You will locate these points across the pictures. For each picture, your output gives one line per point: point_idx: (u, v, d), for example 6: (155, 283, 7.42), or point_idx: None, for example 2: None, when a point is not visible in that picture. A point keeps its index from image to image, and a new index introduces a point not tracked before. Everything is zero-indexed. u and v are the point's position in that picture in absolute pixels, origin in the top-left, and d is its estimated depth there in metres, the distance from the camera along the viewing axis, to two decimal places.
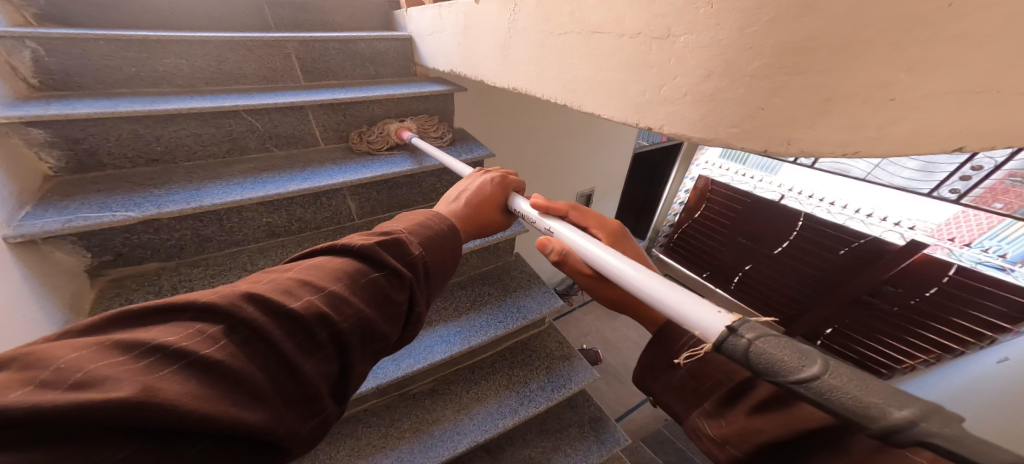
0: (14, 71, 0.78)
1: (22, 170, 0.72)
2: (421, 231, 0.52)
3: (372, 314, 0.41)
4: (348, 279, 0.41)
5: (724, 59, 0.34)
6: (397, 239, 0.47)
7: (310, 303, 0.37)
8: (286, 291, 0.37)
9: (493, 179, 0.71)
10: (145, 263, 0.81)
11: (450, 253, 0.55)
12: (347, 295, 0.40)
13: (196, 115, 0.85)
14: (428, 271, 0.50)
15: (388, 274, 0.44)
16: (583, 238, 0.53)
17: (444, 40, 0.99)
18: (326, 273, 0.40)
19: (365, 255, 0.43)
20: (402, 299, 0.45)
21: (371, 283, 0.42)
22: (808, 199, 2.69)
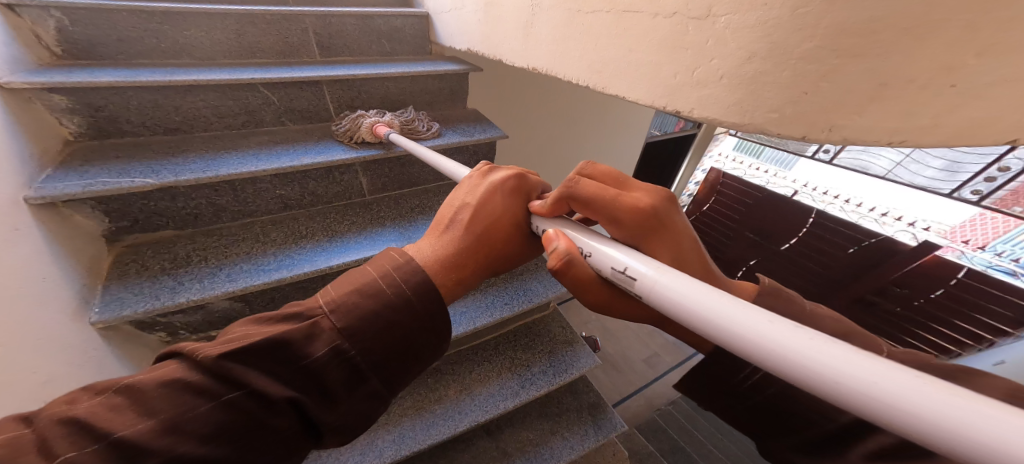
0: (37, 39, 0.77)
1: (42, 134, 0.72)
2: (346, 312, 0.40)
3: (216, 452, 0.33)
4: (181, 408, 0.32)
5: (770, 40, 0.33)
6: (284, 340, 0.37)
7: (72, 459, 0.28)
8: (43, 444, 0.28)
9: (502, 190, 0.53)
10: (161, 231, 0.82)
11: (410, 333, 0.42)
12: (158, 438, 0.31)
13: (216, 87, 0.85)
14: (345, 369, 0.40)
15: (250, 394, 0.35)
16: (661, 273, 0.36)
17: (464, 17, 0.96)
18: (141, 404, 0.32)
19: (218, 374, 0.34)
20: (284, 423, 0.36)
21: (222, 411, 0.33)
22: (822, 196, 2.66)
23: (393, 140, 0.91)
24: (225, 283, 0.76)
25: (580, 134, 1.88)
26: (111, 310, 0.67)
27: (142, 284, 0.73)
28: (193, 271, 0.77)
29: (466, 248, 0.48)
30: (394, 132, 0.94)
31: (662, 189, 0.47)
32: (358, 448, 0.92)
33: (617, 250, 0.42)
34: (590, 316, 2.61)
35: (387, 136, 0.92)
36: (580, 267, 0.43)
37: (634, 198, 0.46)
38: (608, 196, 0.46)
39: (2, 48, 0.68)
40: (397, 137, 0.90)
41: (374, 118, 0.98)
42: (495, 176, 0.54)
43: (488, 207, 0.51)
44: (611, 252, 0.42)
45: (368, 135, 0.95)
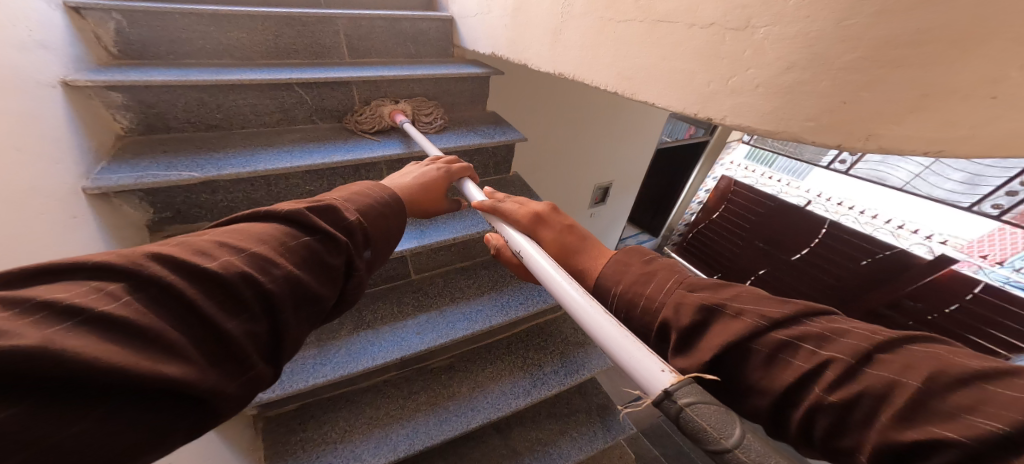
0: (98, 40, 0.82)
1: (98, 127, 0.76)
2: (360, 200, 0.50)
3: (306, 278, 0.38)
4: (275, 242, 0.37)
5: (811, 51, 0.34)
6: (331, 206, 0.44)
7: (231, 262, 0.32)
8: (201, 251, 0.32)
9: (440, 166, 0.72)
10: (199, 223, 0.85)
11: (394, 224, 0.52)
12: (271, 256, 0.36)
13: (255, 86, 0.88)
14: (371, 238, 0.47)
15: (319, 239, 0.41)
16: (549, 264, 0.48)
17: (490, 22, 0.99)
18: (249, 237, 0.36)
19: (293, 220, 0.40)
20: (339, 264, 0.42)
21: (303, 249, 0.39)
22: (836, 207, 2.63)
23: (409, 132, 0.98)
24: None
25: (594, 138, 1.89)
26: None
27: None
28: None
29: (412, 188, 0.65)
30: (410, 120, 1.01)
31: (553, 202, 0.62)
32: (373, 441, 0.93)
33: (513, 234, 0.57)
34: None
35: (403, 124, 0.99)
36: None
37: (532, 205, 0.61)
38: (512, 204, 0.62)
39: (70, 48, 0.73)
40: (410, 128, 0.97)
41: (393, 102, 1.04)
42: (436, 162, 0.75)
43: (428, 172, 0.70)
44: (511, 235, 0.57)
45: (388, 119, 1.01)
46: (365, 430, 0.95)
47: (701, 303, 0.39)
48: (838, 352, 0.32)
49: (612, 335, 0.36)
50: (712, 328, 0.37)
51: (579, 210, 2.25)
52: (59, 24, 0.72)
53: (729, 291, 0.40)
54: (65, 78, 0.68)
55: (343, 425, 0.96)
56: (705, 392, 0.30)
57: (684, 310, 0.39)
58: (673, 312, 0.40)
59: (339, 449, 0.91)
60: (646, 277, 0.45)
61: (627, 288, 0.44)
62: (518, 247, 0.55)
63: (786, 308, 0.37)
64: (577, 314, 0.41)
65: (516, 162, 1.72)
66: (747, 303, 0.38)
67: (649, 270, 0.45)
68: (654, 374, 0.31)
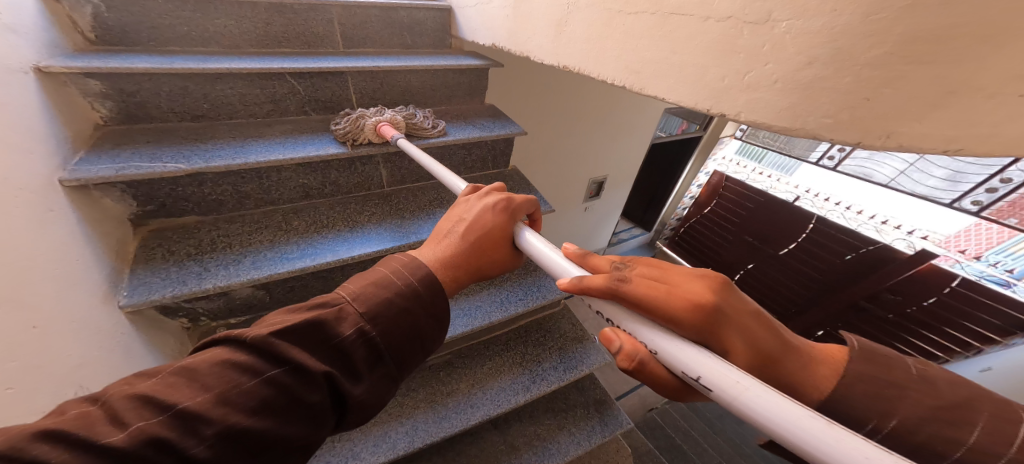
0: (74, 25, 0.77)
1: (75, 117, 0.72)
2: (366, 298, 0.44)
3: (259, 425, 0.34)
4: (228, 385, 0.34)
5: (835, 46, 0.34)
6: (317, 320, 0.39)
7: (146, 429, 0.30)
8: (113, 416, 0.30)
9: (495, 206, 0.58)
10: (185, 216, 0.82)
11: (417, 318, 0.46)
12: (211, 409, 0.32)
13: (245, 75, 0.85)
14: (370, 350, 0.43)
15: (292, 371, 0.37)
16: (814, 421, 0.29)
17: (490, 12, 0.97)
18: (191, 382, 0.33)
19: (263, 349, 0.36)
20: (318, 398, 0.38)
21: (265, 387, 0.35)
22: (823, 202, 2.68)
23: (400, 146, 0.89)
24: (251, 269, 0.76)
25: (591, 133, 1.88)
26: (139, 294, 0.67)
27: (170, 269, 0.73)
28: (219, 257, 0.77)
29: (459, 250, 0.53)
30: (401, 135, 0.91)
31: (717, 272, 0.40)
32: (372, 439, 0.92)
33: (686, 348, 0.36)
34: (589, 314, 2.62)
35: (393, 139, 0.90)
36: (652, 366, 0.39)
37: (684, 289, 0.38)
38: (649, 285, 0.40)
39: (44, 33, 0.68)
40: (404, 143, 0.88)
41: (374, 113, 0.92)
42: (489, 196, 0.60)
43: (481, 217, 0.57)
44: (677, 348, 0.36)
45: (373, 136, 0.91)
46: (363, 429, 0.94)
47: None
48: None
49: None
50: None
51: (573, 204, 2.26)
52: (30, 8, 0.67)
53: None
54: (39, 64, 0.64)
55: None
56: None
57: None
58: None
59: (337, 448, 0.90)
60: (958, 415, 0.34)
61: (924, 426, 0.34)
62: (701, 375, 0.34)
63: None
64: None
65: (513, 156, 1.70)
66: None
67: (960, 400, 0.35)
68: None
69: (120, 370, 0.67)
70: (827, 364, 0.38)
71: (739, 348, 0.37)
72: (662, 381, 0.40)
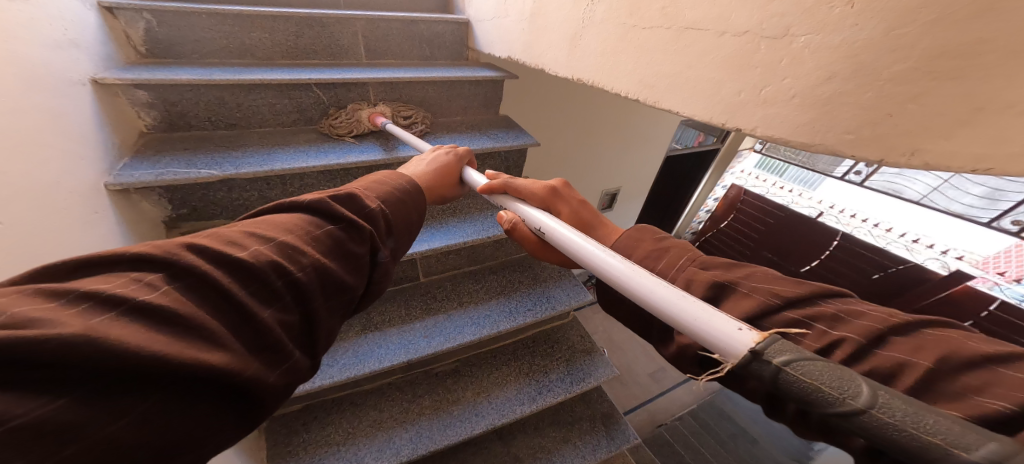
0: (128, 39, 0.84)
1: (122, 125, 0.77)
2: (379, 188, 0.47)
3: (333, 266, 0.36)
4: (300, 231, 0.36)
5: (856, 61, 0.33)
6: (350, 193, 0.42)
7: (262, 252, 0.32)
8: (232, 242, 0.31)
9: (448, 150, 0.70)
10: (214, 220, 0.86)
11: (411, 212, 0.50)
12: (300, 245, 0.35)
13: (275, 85, 0.89)
14: (391, 226, 0.45)
15: (344, 225, 0.39)
16: (582, 238, 0.44)
17: (506, 26, 0.99)
18: (274, 227, 0.35)
19: (317, 209, 0.39)
20: (364, 253, 0.40)
21: (327, 237, 0.37)
22: (849, 219, 2.57)
23: (390, 131, 0.94)
24: None
25: (604, 143, 1.88)
26: None
27: None
28: None
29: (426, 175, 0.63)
30: (390, 121, 0.97)
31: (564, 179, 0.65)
32: (376, 444, 0.92)
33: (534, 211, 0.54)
34: (599, 326, 2.57)
35: (383, 125, 0.96)
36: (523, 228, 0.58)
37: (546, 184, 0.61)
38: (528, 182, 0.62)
39: (101, 47, 0.75)
40: (391, 127, 0.93)
41: (370, 105, 1.00)
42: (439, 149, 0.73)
43: (438, 157, 0.68)
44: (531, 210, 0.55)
45: (368, 123, 0.98)
46: (367, 433, 0.94)
47: (712, 280, 0.38)
48: (850, 332, 0.30)
49: (670, 298, 0.33)
50: (723, 303, 0.36)
51: None
52: (92, 24, 0.74)
53: (743, 270, 0.39)
54: (95, 77, 0.69)
55: (346, 427, 0.95)
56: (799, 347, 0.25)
57: (695, 287, 0.39)
58: (684, 287, 0.40)
59: (341, 452, 0.90)
60: (658, 254, 0.45)
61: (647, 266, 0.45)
62: (540, 226, 0.52)
63: (803, 289, 0.34)
64: (625, 286, 0.37)
65: (526, 166, 1.72)
66: (761, 282, 0.37)
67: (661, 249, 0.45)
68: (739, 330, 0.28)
69: None
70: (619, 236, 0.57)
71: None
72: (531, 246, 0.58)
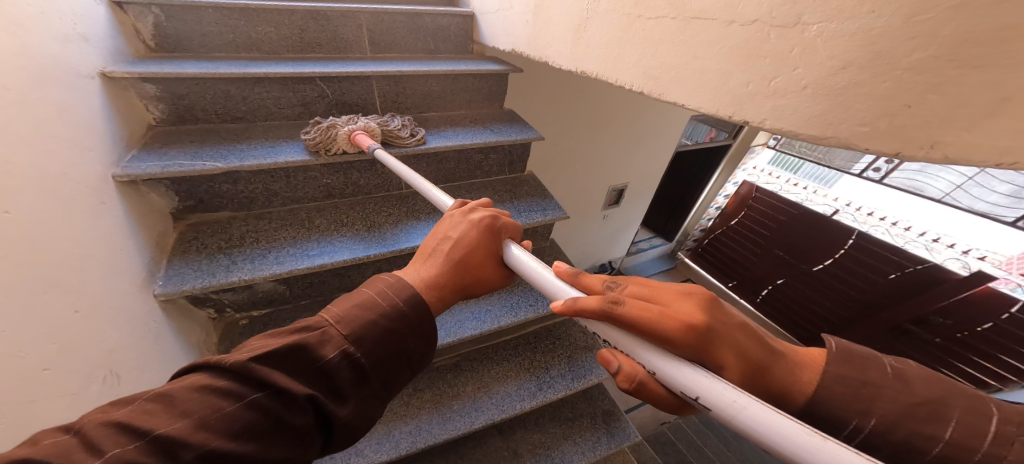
0: (138, 34, 0.86)
1: (131, 117, 0.78)
2: (351, 322, 0.42)
3: (247, 446, 0.32)
4: (208, 409, 0.32)
5: (873, 49, 0.31)
6: (300, 345, 0.38)
7: (123, 455, 0.28)
8: (92, 444, 0.28)
9: (478, 224, 0.55)
10: (220, 211, 0.87)
11: (406, 339, 0.45)
12: (194, 432, 0.30)
13: (280, 79, 0.89)
14: (356, 371, 0.41)
15: (274, 395, 0.35)
16: (810, 439, 0.27)
17: (510, 18, 0.97)
18: (173, 408, 0.32)
19: (243, 375, 0.35)
20: (304, 420, 0.36)
21: (247, 410, 0.33)
22: (865, 217, 2.49)
23: (376, 156, 0.85)
24: (274, 265, 0.79)
25: (612, 138, 1.85)
26: (174, 284, 0.72)
27: (202, 260, 0.78)
28: (246, 251, 0.81)
29: (447, 271, 0.51)
30: (378, 144, 0.88)
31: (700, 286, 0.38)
32: (375, 438, 0.93)
33: (681, 369, 0.34)
34: None
35: (370, 149, 0.87)
36: (653, 385, 0.37)
37: (677, 311, 0.36)
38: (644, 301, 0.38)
39: (110, 40, 0.76)
40: (381, 155, 0.85)
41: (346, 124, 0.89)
42: (474, 212, 0.57)
43: (465, 236, 0.54)
44: (676, 370, 0.34)
45: (347, 144, 0.88)
46: None
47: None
48: None
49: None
50: None
51: (591, 212, 2.22)
52: (102, 18, 0.75)
53: None
54: (103, 70, 0.70)
55: None
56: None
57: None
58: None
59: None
60: (928, 409, 0.33)
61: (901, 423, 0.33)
62: (699, 396, 0.33)
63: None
64: None
65: (531, 162, 1.70)
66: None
67: (932, 397, 0.34)
68: None
69: (150, 357, 0.69)
70: (809, 367, 0.37)
71: (732, 363, 0.35)
72: (661, 400, 0.38)
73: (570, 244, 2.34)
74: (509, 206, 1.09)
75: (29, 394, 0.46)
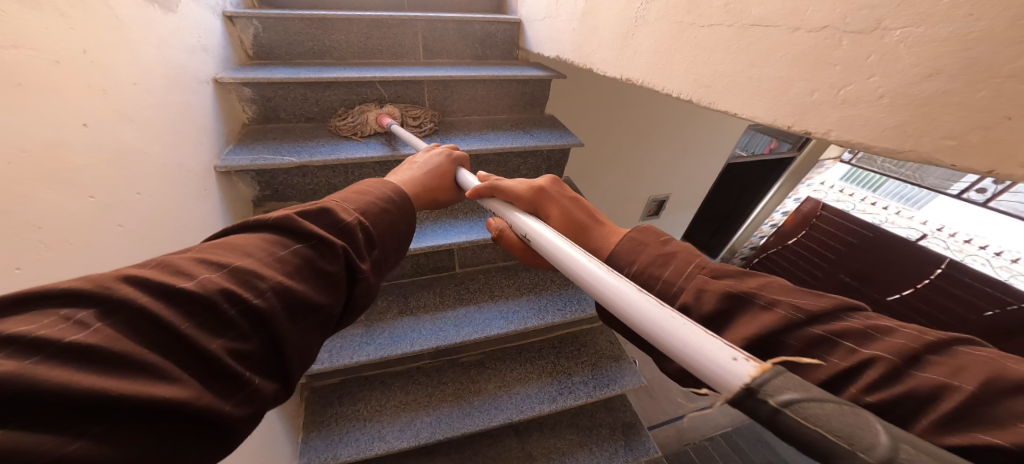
0: (241, 44, 0.98)
1: (231, 115, 0.90)
2: (357, 198, 0.47)
3: (303, 288, 0.35)
4: (265, 253, 0.35)
5: (968, 55, 0.28)
6: (323, 208, 0.42)
7: (212, 280, 0.30)
8: (179, 270, 0.29)
9: (439, 153, 0.70)
10: (289, 201, 0.97)
11: (396, 222, 0.50)
12: (260, 268, 0.33)
13: (346, 83, 0.98)
14: (371, 238, 0.45)
15: (314, 245, 0.38)
16: (575, 250, 0.41)
17: (557, 26, 0.99)
18: (235, 251, 0.34)
19: (284, 228, 0.38)
20: (337, 270, 0.39)
21: (295, 257, 0.36)
22: (961, 244, 2.09)
23: (394, 132, 0.94)
24: None
25: (656, 145, 1.78)
26: None
27: None
28: None
29: (419, 177, 0.63)
30: (396, 122, 0.97)
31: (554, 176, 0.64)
32: (398, 424, 0.98)
33: (526, 220, 0.52)
34: None
35: (387, 125, 0.96)
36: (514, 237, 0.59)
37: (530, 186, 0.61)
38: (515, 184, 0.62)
39: (222, 50, 0.88)
40: (397, 128, 0.93)
41: (377, 107, 1.02)
42: (436, 149, 0.73)
43: (431, 161, 0.68)
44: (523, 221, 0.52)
45: (374, 124, 0.99)
46: (392, 413, 1.01)
47: (727, 290, 0.37)
48: None
49: (666, 319, 0.30)
50: None
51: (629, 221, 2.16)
52: (218, 31, 0.88)
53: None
54: (217, 77, 0.83)
55: (375, 405, 1.02)
56: (807, 384, 0.24)
57: (706, 297, 0.38)
58: (695, 297, 0.38)
59: (367, 426, 0.98)
60: (663, 259, 0.43)
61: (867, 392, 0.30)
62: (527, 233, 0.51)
63: (823, 301, 0.34)
64: (623, 308, 0.34)
65: (570, 165, 1.70)
66: (779, 295, 0.36)
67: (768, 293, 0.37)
68: (732, 359, 0.25)
69: None
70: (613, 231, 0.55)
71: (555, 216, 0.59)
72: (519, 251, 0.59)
73: None
74: None
75: None
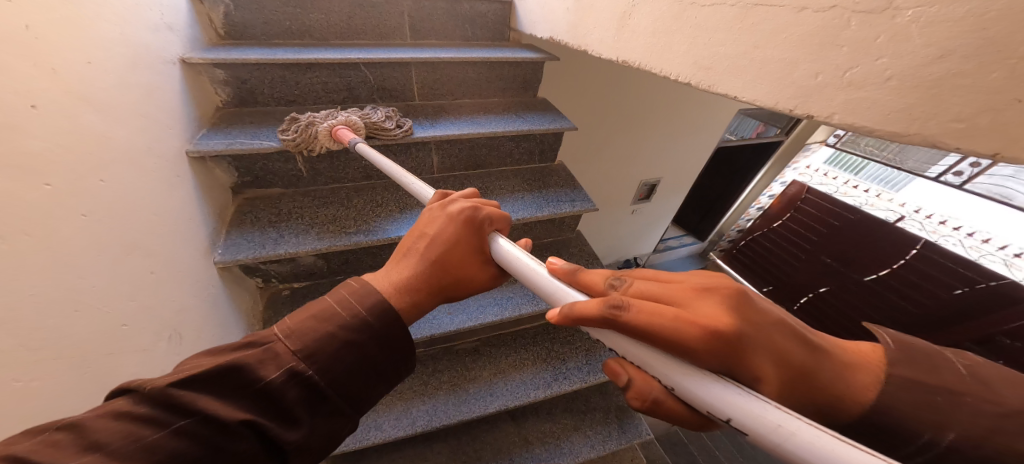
0: (210, 22, 0.92)
1: (203, 97, 0.85)
2: (298, 339, 0.39)
3: None
4: (126, 439, 0.29)
5: (982, 35, 0.27)
6: (238, 366, 0.35)
7: None
8: None
9: (459, 217, 0.51)
10: (272, 188, 0.94)
11: (363, 355, 0.42)
12: None
13: (328, 65, 0.92)
14: (311, 390, 0.38)
15: (208, 421, 0.32)
16: (831, 448, 0.24)
17: (550, 5, 0.95)
18: (85, 441, 0.29)
19: (175, 402, 0.32)
20: (244, 446, 0.33)
21: (176, 440, 0.30)
22: (936, 226, 2.15)
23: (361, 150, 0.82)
24: (315, 241, 0.84)
25: (649, 130, 1.77)
26: (230, 253, 0.78)
27: (254, 233, 0.84)
28: (292, 227, 0.87)
29: (423, 271, 0.47)
30: (359, 138, 0.84)
31: (730, 285, 0.32)
32: (394, 413, 0.98)
33: (709, 386, 0.29)
34: None
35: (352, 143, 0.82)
36: (668, 401, 0.33)
37: (701, 317, 0.31)
38: (660, 310, 0.32)
39: (189, 28, 0.82)
40: (363, 147, 0.80)
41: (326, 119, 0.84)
42: (454, 204, 0.53)
43: (448, 232, 0.50)
44: (705, 389, 0.29)
45: (329, 141, 0.84)
46: (388, 402, 1.00)
47: None
48: None
49: None
50: None
51: (621, 206, 2.16)
52: (183, 8, 0.81)
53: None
54: (185, 57, 0.76)
55: None
56: None
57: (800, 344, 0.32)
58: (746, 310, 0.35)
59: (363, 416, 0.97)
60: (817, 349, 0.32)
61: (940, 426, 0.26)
62: (731, 418, 0.28)
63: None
64: None
65: (564, 151, 1.67)
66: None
67: None
68: None
69: (207, 316, 0.74)
70: (862, 368, 0.31)
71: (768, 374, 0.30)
72: (679, 416, 0.34)
73: (596, 236, 2.30)
74: (537, 195, 1.08)
75: (108, 348, 0.52)
